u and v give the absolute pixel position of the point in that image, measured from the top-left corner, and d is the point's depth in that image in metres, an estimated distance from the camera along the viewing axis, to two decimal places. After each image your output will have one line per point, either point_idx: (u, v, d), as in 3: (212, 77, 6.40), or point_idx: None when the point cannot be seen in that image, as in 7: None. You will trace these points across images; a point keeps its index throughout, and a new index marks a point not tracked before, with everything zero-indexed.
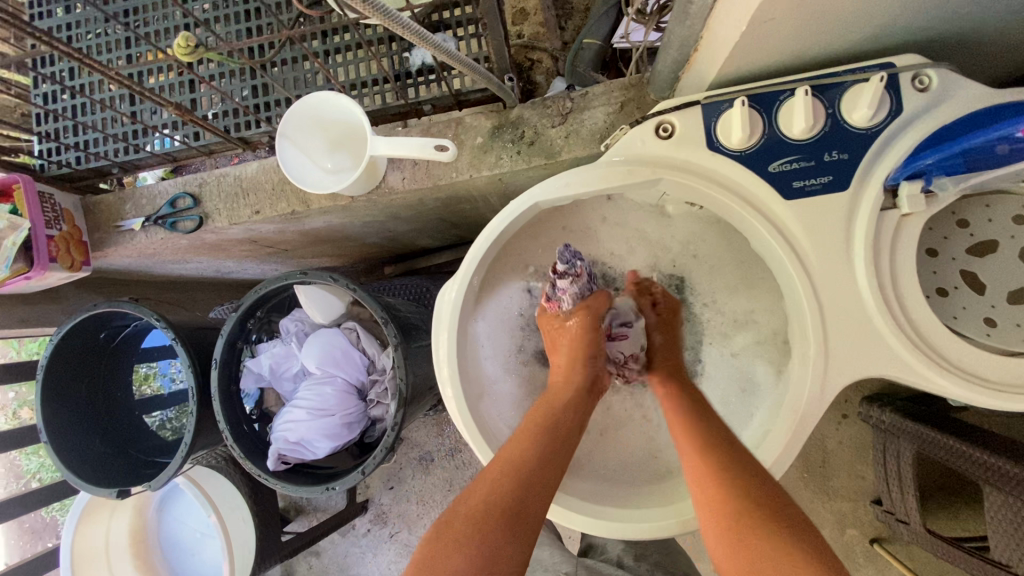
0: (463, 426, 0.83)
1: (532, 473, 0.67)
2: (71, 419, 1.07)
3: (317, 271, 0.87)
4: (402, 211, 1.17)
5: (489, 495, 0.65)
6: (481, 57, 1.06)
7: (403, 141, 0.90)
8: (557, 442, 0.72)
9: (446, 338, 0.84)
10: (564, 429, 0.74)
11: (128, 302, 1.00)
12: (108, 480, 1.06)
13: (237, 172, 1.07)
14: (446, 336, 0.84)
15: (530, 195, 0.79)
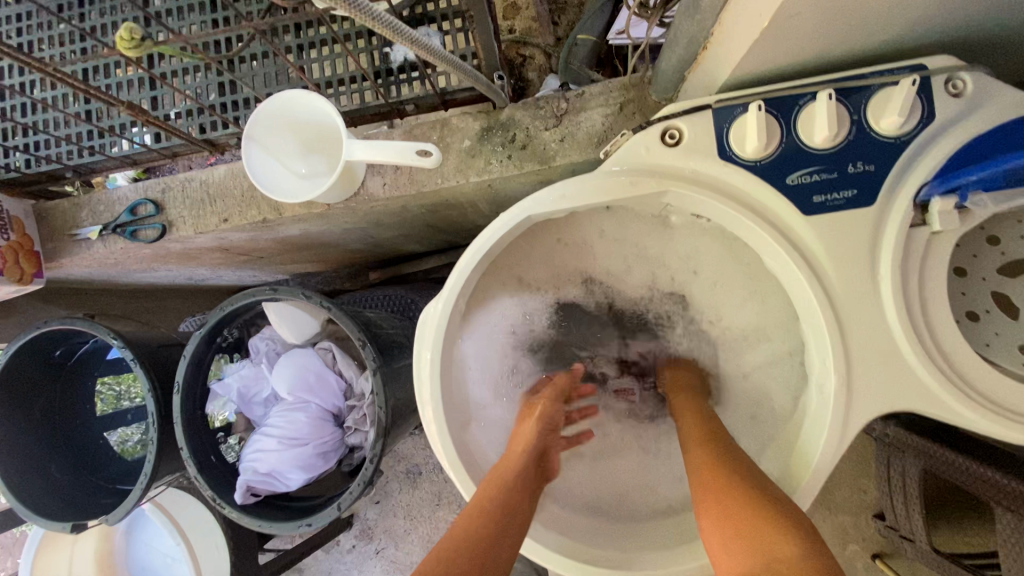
0: (449, 462, 0.75)
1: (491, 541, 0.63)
2: (22, 444, 0.99)
3: (287, 288, 0.79)
4: (384, 218, 1.09)
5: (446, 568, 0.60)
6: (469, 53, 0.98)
7: (383, 145, 0.81)
8: (516, 505, 0.68)
9: (428, 363, 0.76)
10: (521, 493, 0.70)
11: (81, 319, 0.92)
12: (62, 510, 0.97)
13: (203, 176, 0.98)
14: (428, 361, 0.76)
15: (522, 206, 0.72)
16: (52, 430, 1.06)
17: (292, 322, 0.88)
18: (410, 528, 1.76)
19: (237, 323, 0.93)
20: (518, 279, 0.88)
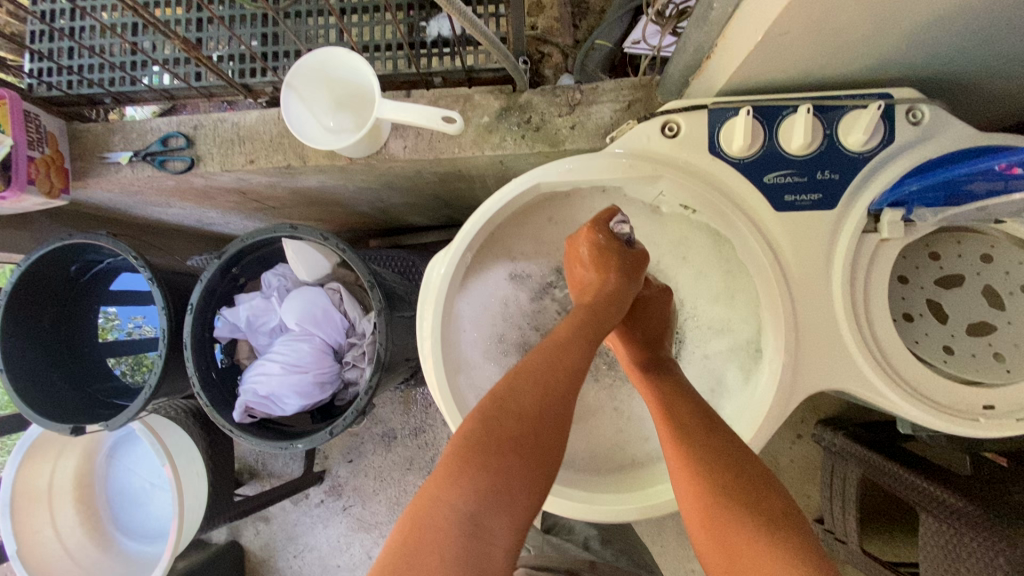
0: (441, 403, 0.83)
1: (532, 452, 0.64)
2: (30, 347, 1.04)
3: (308, 227, 0.86)
4: (398, 181, 1.16)
5: (484, 473, 0.61)
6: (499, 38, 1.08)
7: (412, 107, 0.89)
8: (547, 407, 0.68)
9: (431, 312, 0.84)
10: (562, 394, 0.69)
11: (105, 235, 0.97)
12: (63, 415, 1.03)
13: (235, 119, 1.04)
14: (432, 311, 0.84)
15: (531, 175, 0.80)
16: (58, 340, 1.11)
17: (303, 261, 0.94)
18: (379, 489, 1.83)
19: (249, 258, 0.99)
20: (520, 248, 0.95)
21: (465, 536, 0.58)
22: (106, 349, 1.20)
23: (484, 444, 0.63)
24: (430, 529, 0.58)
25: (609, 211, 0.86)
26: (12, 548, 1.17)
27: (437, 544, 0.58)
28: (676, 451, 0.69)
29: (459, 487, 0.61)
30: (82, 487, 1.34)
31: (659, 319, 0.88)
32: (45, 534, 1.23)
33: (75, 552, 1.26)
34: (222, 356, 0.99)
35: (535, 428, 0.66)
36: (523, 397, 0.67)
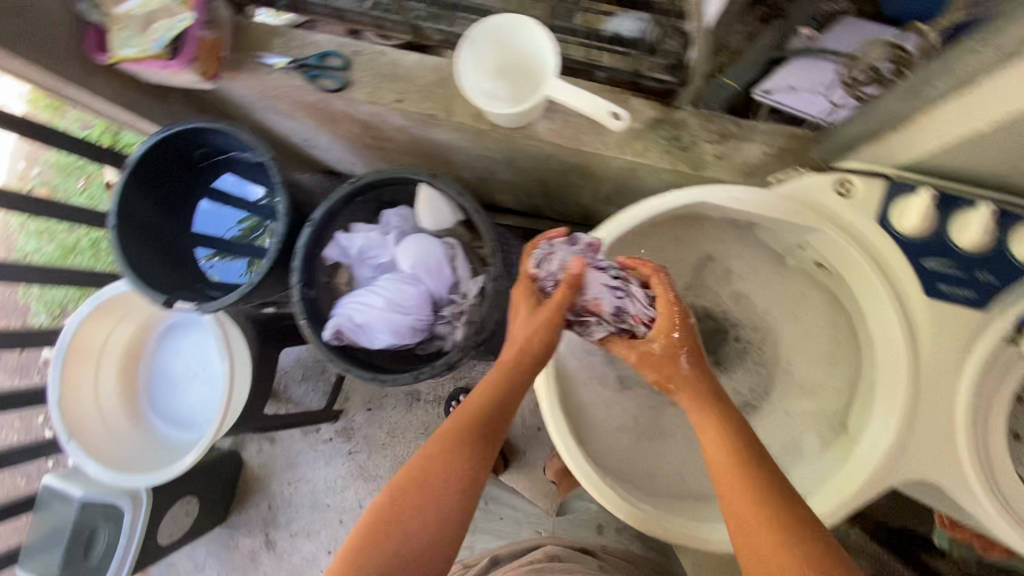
0: (546, 380, 0.88)
1: (468, 479, 0.74)
2: (141, 213, 1.08)
3: (445, 178, 0.91)
4: (521, 159, 1.17)
5: (428, 503, 0.72)
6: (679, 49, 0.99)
7: (588, 96, 0.88)
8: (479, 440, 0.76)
9: (557, 298, 0.84)
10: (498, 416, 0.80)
11: (244, 130, 1.01)
12: (155, 284, 1.07)
13: (395, 56, 1.06)
14: (557, 300, 0.83)
15: (697, 194, 0.82)
16: (165, 216, 1.14)
17: (431, 210, 0.96)
18: (387, 445, 1.86)
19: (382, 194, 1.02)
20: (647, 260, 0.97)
21: (411, 528, 0.71)
22: (207, 235, 1.20)
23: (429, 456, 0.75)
24: (383, 515, 0.72)
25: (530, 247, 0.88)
26: (53, 395, 1.24)
27: (388, 531, 0.71)
28: (725, 444, 0.70)
29: (406, 491, 0.73)
30: (130, 357, 1.40)
31: (679, 322, 0.80)
32: (86, 391, 1.30)
33: (107, 415, 1.33)
34: (326, 275, 1.02)
35: (470, 441, 0.76)
36: (461, 438, 0.76)
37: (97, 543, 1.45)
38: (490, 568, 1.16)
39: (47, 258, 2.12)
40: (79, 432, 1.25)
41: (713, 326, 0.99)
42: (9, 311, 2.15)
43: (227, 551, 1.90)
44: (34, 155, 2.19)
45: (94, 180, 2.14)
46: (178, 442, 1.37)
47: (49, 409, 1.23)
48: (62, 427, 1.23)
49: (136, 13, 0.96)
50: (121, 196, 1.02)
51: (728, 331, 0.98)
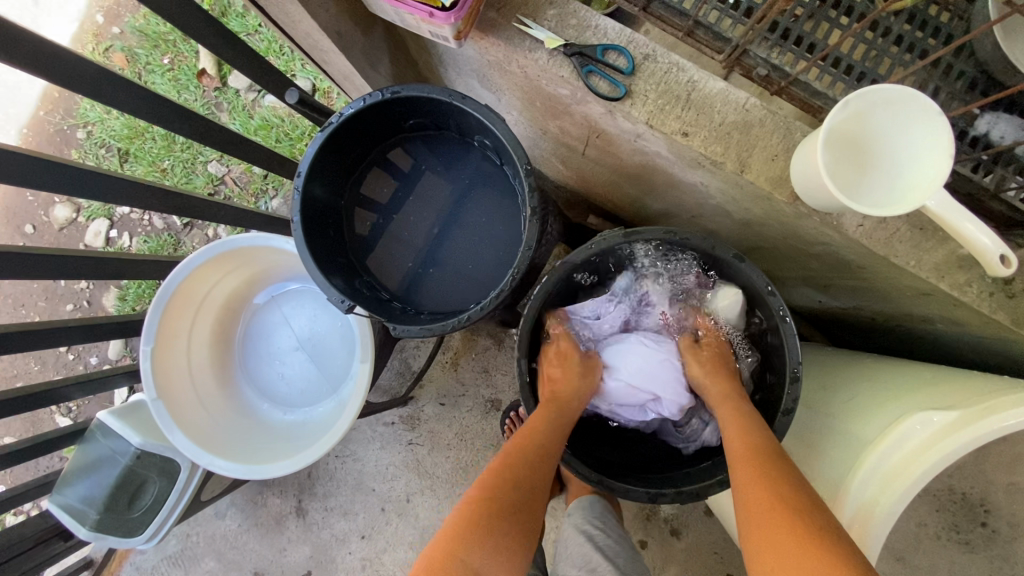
0: None
1: (522, 506, 0.74)
2: (328, 172, 0.91)
3: (750, 263, 0.84)
4: (774, 231, 0.98)
5: (485, 540, 0.69)
6: None
7: (975, 222, 0.70)
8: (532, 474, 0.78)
9: (913, 475, 0.64)
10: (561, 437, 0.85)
11: (490, 113, 0.83)
12: (330, 262, 0.91)
13: (695, 77, 0.84)
14: (914, 477, 0.64)
15: None
16: (346, 176, 0.98)
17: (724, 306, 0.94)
18: (452, 447, 1.70)
19: (665, 259, 0.97)
20: None
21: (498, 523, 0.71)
22: (383, 218, 1.04)
23: (516, 456, 0.79)
24: (482, 510, 0.71)
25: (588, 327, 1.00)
26: (147, 342, 1.03)
27: (488, 519, 0.70)
28: (747, 453, 0.72)
29: (501, 490, 0.74)
30: (229, 309, 1.19)
31: (726, 376, 0.90)
32: (179, 343, 1.10)
33: (196, 373, 1.13)
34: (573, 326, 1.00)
35: (532, 472, 0.78)
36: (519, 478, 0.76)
37: (145, 493, 1.26)
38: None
39: (111, 134, 1.82)
40: (167, 392, 1.06)
41: (970, 501, 0.85)
42: None
43: (253, 506, 1.74)
44: (116, 10, 1.84)
45: (183, 61, 1.78)
46: (266, 420, 1.19)
47: (139, 358, 1.03)
48: (151, 382, 1.03)
49: None
50: (311, 164, 0.86)
51: (981, 509, 0.85)
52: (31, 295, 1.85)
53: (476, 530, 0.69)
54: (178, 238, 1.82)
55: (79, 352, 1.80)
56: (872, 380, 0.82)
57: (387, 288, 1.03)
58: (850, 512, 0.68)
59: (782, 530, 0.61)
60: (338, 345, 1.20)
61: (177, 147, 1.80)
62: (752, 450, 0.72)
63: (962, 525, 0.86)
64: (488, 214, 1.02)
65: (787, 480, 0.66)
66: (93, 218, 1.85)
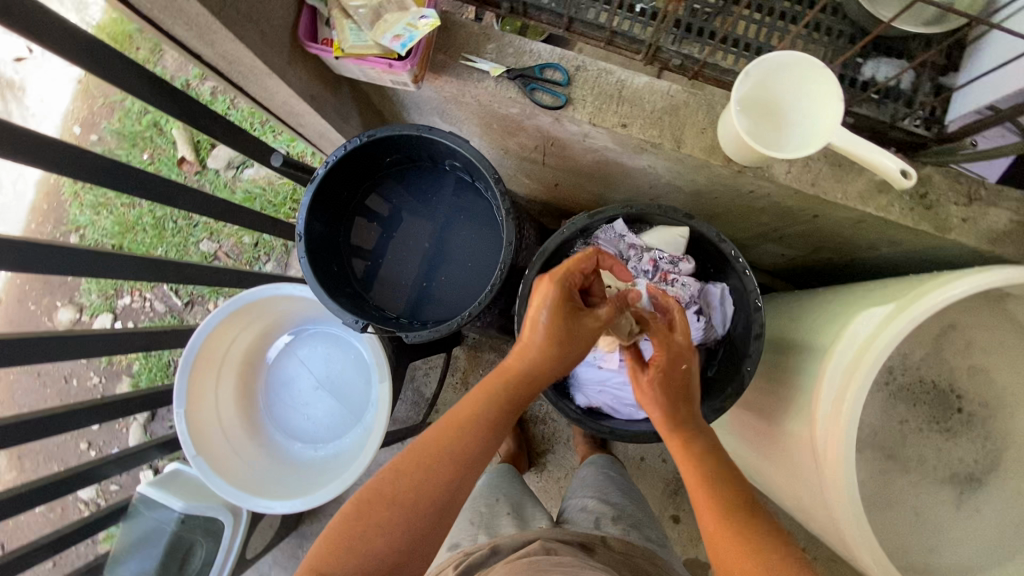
0: (814, 457, 0.79)
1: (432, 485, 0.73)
2: (322, 215, 1.03)
3: (705, 221, 0.96)
4: (722, 195, 1.10)
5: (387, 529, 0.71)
6: (930, 105, 0.97)
7: (875, 149, 0.82)
8: (460, 450, 0.75)
9: (867, 357, 0.75)
10: (503, 419, 0.79)
11: (455, 137, 0.96)
12: (337, 293, 1.01)
13: (623, 77, 0.98)
14: (867, 366, 0.74)
15: (1016, 273, 0.75)
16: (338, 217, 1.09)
17: (662, 245, 1.01)
18: None
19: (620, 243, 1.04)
20: None
21: (398, 515, 0.71)
22: (377, 248, 1.14)
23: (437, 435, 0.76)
24: (384, 499, 0.72)
25: (591, 252, 0.79)
26: (179, 405, 1.12)
27: (386, 509, 0.71)
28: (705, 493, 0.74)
29: (405, 475, 0.73)
30: (248, 364, 1.27)
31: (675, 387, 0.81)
32: (208, 401, 1.19)
33: (226, 426, 1.21)
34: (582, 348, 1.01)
35: (459, 449, 0.75)
36: (438, 457, 0.75)
37: (194, 557, 1.31)
38: (489, 560, 0.84)
39: (104, 232, 1.93)
40: (204, 447, 1.14)
41: (941, 390, 0.94)
42: (56, 287, 1.97)
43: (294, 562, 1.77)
44: (92, 118, 1.97)
45: (161, 153, 1.90)
46: (300, 460, 1.27)
47: (175, 420, 1.11)
48: (188, 441, 1.11)
49: (362, 9, 0.84)
50: (309, 211, 0.97)
51: (953, 396, 0.93)
52: (46, 399, 1.90)
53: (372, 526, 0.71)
54: (181, 317, 1.90)
55: (102, 445, 1.85)
56: (832, 302, 0.93)
57: (392, 311, 1.13)
58: (827, 405, 0.77)
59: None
60: (355, 377, 1.28)
61: (168, 232, 1.90)
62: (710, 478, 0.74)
63: (937, 413, 0.94)
64: (470, 226, 1.13)
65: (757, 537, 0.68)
66: (97, 314, 1.93)
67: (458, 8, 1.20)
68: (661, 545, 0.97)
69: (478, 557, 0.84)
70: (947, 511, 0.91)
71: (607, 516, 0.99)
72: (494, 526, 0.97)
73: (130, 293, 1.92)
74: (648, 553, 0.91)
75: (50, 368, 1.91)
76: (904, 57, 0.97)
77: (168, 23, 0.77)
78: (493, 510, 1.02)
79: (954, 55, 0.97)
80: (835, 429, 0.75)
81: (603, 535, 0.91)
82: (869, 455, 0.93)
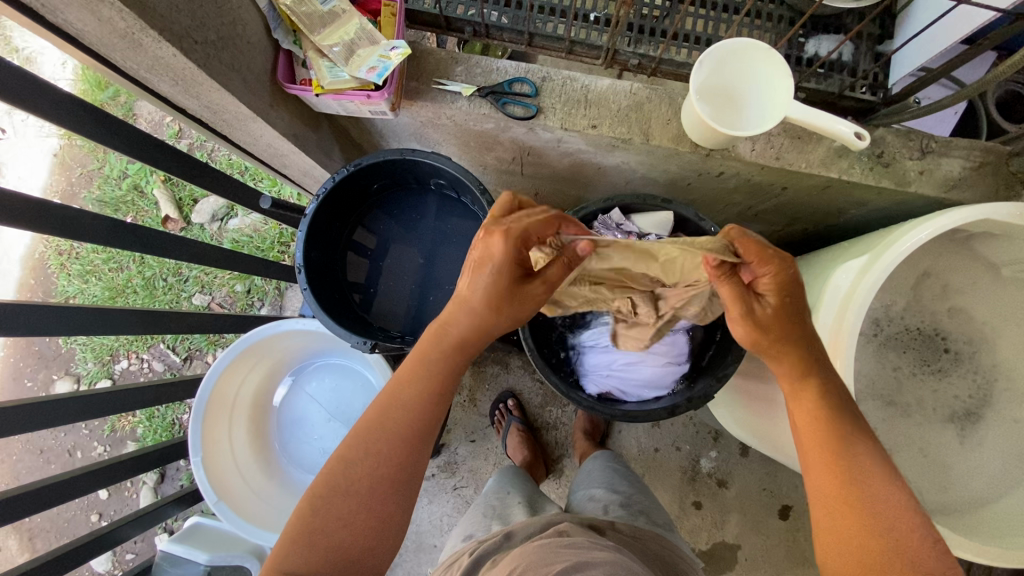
0: None
1: (392, 463, 0.73)
2: (318, 246, 1.06)
3: (683, 204, 1.01)
4: (694, 180, 1.16)
5: (348, 513, 0.71)
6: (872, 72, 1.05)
7: (826, 115, 0.88)
8: (413, 422, 0.76)
9: (852, 306, 0.80)
10: (445, 381, 0.78)
11: (437, 156, 1.00)
12: (342, 320, 1.04)
13: (587, 82, 1.04)
14: (852, 315, 0.79)
15: (973, 212, 0.81)
16: (333, 247, 1.13)
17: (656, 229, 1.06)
18: None
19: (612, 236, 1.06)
20: None
21: (352, 504, 0.72)
22: (374, 273, 1.18)
23: (386, 414, 0.75)
24: (341, 488, 0.72)
25: (552, 215, 0.75)
26: (195, 454, 1.13)
27: (347, 495, 0.72)
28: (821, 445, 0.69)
29: (355, 461, 0.73)
30: (258, 405, 1.29)
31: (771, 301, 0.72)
32: (223, 446, 1.19)
33: (244, 469, 1.22)
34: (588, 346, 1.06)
35: (409, 421, 0.75)
36: (388, 433, 0.74)
37: None
38: (503, 546, 0.85)
39: (94, 299, 1.93)
40: (225, 492, 1.14)
41: (926, 333, 0.99)
42: (51, 360, 1.96)
43: None
44: (72, 189, 2.00)
45: (144, 215, 1.92)
46: None
47: (193, 469, 1.12)
48: (209, 488, 1.12)
49: (336, 48, 0.89)
50: (305, 244, 1.00)
51: (938, 338, 0.99)
52: (51, 474, 1.87)
53: (334, 516, 0.71)
54: (181, 373, 1.90)
55: (113, 513, 1.82)
56: (812, 264, 0.99)
57: (396, 332, 1.16)
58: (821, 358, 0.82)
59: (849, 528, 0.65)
60: (365, 404, 1.30)
61: (159, 291, 1.92)
62: (825, 417, 0.70)
63: (928, 357, 0.99)
64: (460, 240, 1.17)
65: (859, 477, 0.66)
66: (95, 382, 1.92)
67: (422, 39, 1.27)
68: (669, 529, 0.98)
69: (493, 545, 0.86)
70: (952, 447, 0.95)
71: (615, 503, 1.00)
72: (506, 517, 0.99)
73: (126, 356, 1.91)
74: (657, 537, 0.92)
75: (52, 442, 1.88)
76: (841, 32, 1.05)
77: (153, 80, 0.81)
78: (505, 503, 1.04)
79: (887, 24, 1.05)
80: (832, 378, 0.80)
81: (612, 519, 0.93)
82: (870, 406, 0.97)
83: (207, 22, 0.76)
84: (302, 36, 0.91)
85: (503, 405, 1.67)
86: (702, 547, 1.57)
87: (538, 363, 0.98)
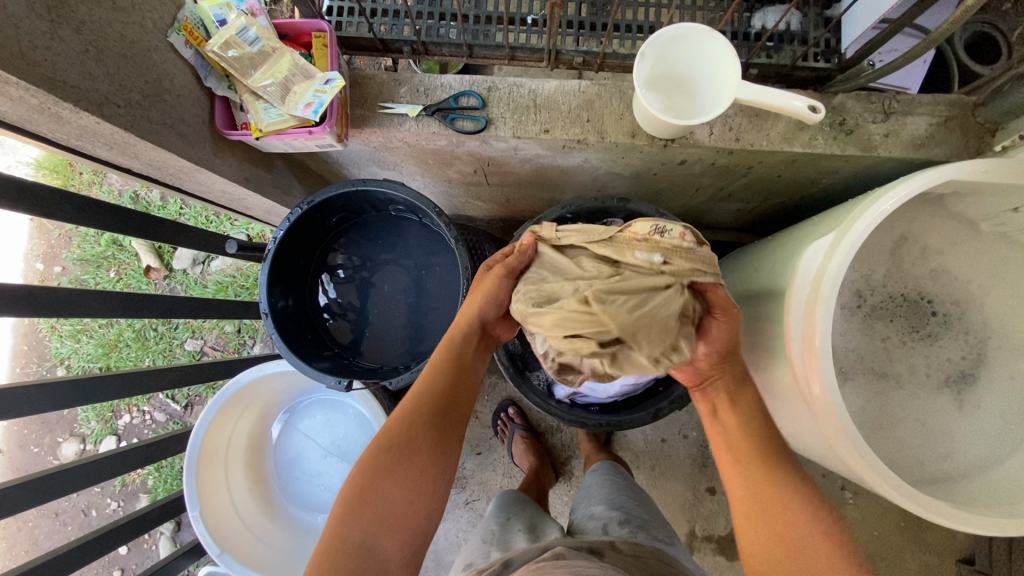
0: (802, 396, 0.82)
1: (421, 444, 0.76)
2: (282, 285, 1.05)
3: (643, 201, 0.96)
4: (659, 170, 1.13)
5: (392, 494, 0.73)
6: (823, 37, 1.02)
7: (779, 92, 0.85)
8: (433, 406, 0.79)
9: (824, 289, 0.77)
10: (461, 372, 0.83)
11: (388, 182, 0.98)
12: (314, 360, 1.02)
13: (533, 86, 1.01)
14: (825, 296, 0.77)
15: (940, 172, 0.77)
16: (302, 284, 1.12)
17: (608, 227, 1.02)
18: None
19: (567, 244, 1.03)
20: None
21: (393, 492, 0.73)
22: (348, 304, 1.16)
23: (409, 405, 0.79)
24: (382, 468, 0.75)
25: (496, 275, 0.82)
26: (194, 508, 1.13)
27: (390, 471, 0.74)
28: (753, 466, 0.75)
29: (392, 447, 0.75)
30: (253, 449, 1.28)
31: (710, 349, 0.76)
32: (221, 497, 1.19)
33: (245, 516, 1.22)
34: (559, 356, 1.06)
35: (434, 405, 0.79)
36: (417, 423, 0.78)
37: None
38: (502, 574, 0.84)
39: (89, 358, 1.94)
40: (228, 543, 1.15)
41: (911, 299, 0.96)
42: (54, 423, 1.97)
43: None
44: (53, 251, 2.00)
45: (126, 268, 1.91)
46: None
47: (193, 524, 1.13)
48: (211, 541, 1.13)
49: (271, 85, 0.87)
50: (269, 290, 0.99)
51: (925, 303, 0.95)
52: (69, 536, 1.88)
53: (378, 491, 0.73)
54: (183, 420, 1.90)
55: (135, 567, 1.84)
56: (784, 244, 0.96)
57: (376, 363, 1.14)
58: (800, 344, 0.79)
59: (765, 529, 0.71)
60: (358, 435, 1.29)
61: (150, 342, 1.91)
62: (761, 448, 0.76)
63: (914, 322, 0.96)
64: (430, 260, 1.15)
65: (780, 475, 0.73)
66: (100, 439, 1.92)
67: (371, 62, 1.25)
68: (670, 543, 0.95)
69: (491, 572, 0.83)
70: (951, 414, 0.92)
71: (614, 520, 0.98)
72: (506, 543, 0.97)
73: (128, 410, 1.92)
74: (657, 552, 0.90)
75: (66, 505, 1.89)
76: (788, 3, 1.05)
77: (87, 147, 0.80)
78: (504, 530, 1.02)
79: None
80: (813, 367, 0.77)
81: (612, 539, 0.90)
82: (862, 380, 0.95)
83: (128, 83, 0.75)
84: (235, 80, 0.89)
85: (505, 414, 1.66)
86: (720, 533, 1.55)
87: (511, 377, 0.99)
